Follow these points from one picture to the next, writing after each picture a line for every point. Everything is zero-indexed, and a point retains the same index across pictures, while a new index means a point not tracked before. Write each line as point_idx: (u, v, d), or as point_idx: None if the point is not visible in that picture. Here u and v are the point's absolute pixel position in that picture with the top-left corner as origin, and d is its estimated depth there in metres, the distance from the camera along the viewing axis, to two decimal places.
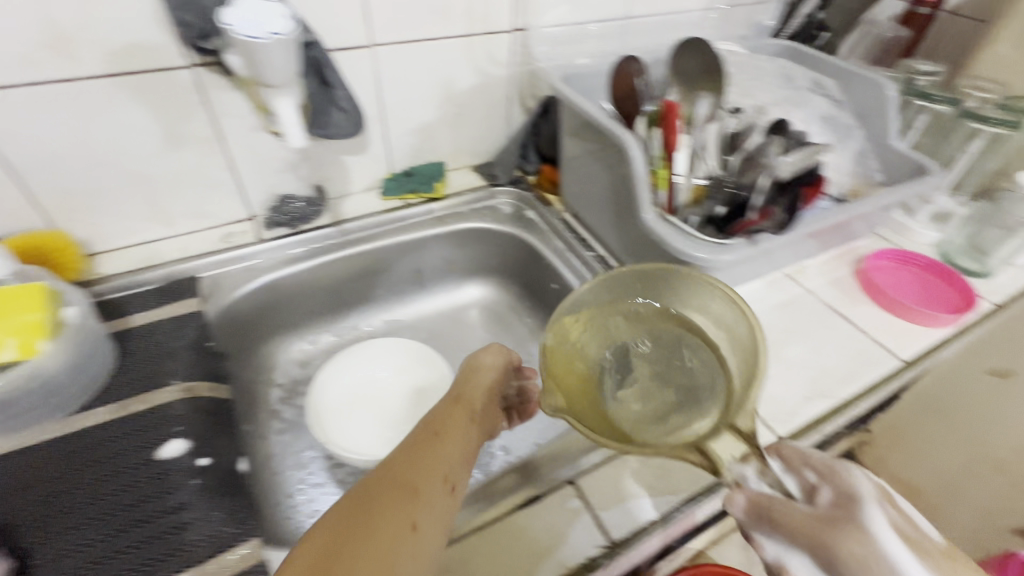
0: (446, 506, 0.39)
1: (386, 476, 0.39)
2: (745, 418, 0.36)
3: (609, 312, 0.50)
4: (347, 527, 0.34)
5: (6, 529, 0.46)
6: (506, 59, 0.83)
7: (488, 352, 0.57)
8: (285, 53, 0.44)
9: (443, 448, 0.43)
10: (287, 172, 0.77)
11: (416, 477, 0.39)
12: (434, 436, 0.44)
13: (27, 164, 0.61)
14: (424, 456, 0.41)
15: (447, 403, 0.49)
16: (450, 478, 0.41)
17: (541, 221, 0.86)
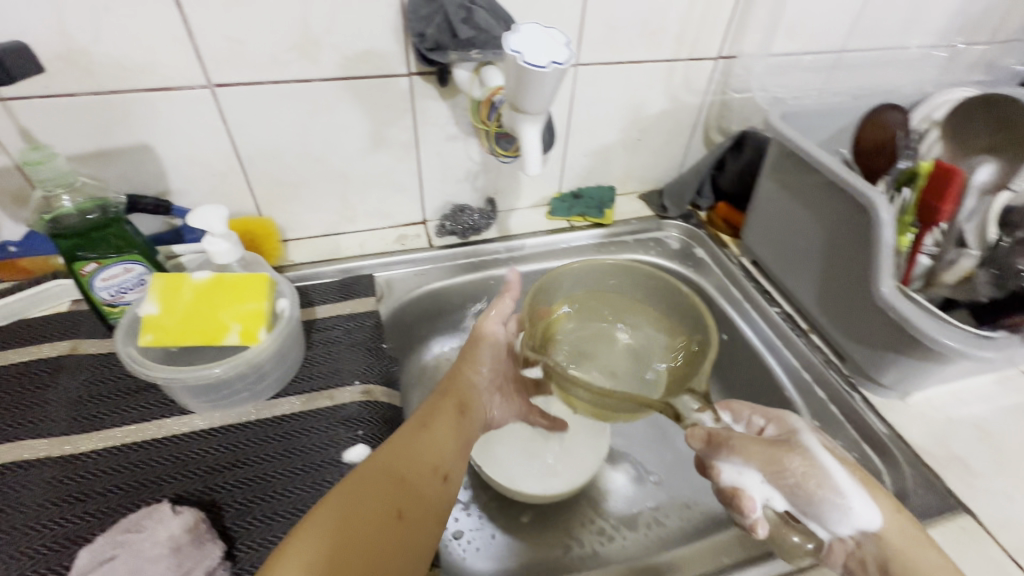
0: (433, 493, 0.42)
1: (373, 466, 0.41)
2: (700, 381, 0.53)
3: (595, 303, 0.64)
4: (336, 507, 0.38)
5: (214, 507, 0.48)
6: (704, 87, 0.77)
7: (481, 339, 0.56)
8: (554, 84, 0.43)
9: (433, 444, 0.45)
10: (466, 182, 0.77)
11: (399, 468, 0.42)
12: (420, 434, 0.45)
13: (254, 154, 0.65)
14: (415, 450, 0.44)
15: (437, 397, 0.51)
16: (441, 468, 0.44)
17: (713, 262, 0.80)
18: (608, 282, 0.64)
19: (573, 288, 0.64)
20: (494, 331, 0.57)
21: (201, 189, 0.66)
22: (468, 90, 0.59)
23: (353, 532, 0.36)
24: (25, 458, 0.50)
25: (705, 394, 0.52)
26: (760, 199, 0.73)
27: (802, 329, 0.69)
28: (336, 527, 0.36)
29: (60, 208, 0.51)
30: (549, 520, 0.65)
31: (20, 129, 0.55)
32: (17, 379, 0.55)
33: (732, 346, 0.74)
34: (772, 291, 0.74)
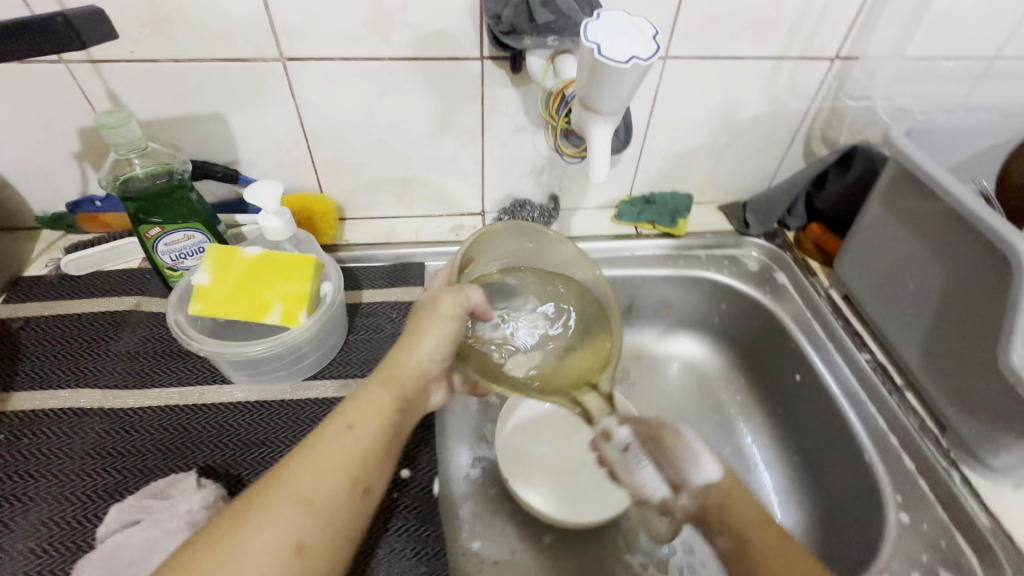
0: (349, 515, 0.34)
1: (267, 488, 0.33)
2: (607, 379, 0.46)
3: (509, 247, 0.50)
4: (210, 553, 0.30)
5: (239, 484, 0.49)
6: (813, 91, 0.67)
7: (438, 317, 0.43)
8: (635, 80, 0.38)
9: (352, 450, 0.36)
10: (530, 175, 0.73)
11: (301, 488, 0.33)
12: (334, 435, 0.37)
13: (320, 130, 0.64)
14: (323, 462, 0.35)
15: (375, 383, 0.41)
16: (361, 480, 0.36)
17: (795, 290, 0.71)
18: (522, 241, 0.50)
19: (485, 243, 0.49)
20: (456, 311, 0.43)
21: (267, 162, 0.67)
22: (540, 80, 0.56)
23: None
24: (83, 406, 0.53)
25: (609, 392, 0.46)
26: (863, 226, 0.63)
27: (895, 384, 0.59)
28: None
29: (132, 171, 0.53)
30: (573, 546, 0.61)
31: (108, 91, 0.58)
32: (88, 329, 0.59)
33: (805, 390, 0.65)
34: (863, 333, 0.64)
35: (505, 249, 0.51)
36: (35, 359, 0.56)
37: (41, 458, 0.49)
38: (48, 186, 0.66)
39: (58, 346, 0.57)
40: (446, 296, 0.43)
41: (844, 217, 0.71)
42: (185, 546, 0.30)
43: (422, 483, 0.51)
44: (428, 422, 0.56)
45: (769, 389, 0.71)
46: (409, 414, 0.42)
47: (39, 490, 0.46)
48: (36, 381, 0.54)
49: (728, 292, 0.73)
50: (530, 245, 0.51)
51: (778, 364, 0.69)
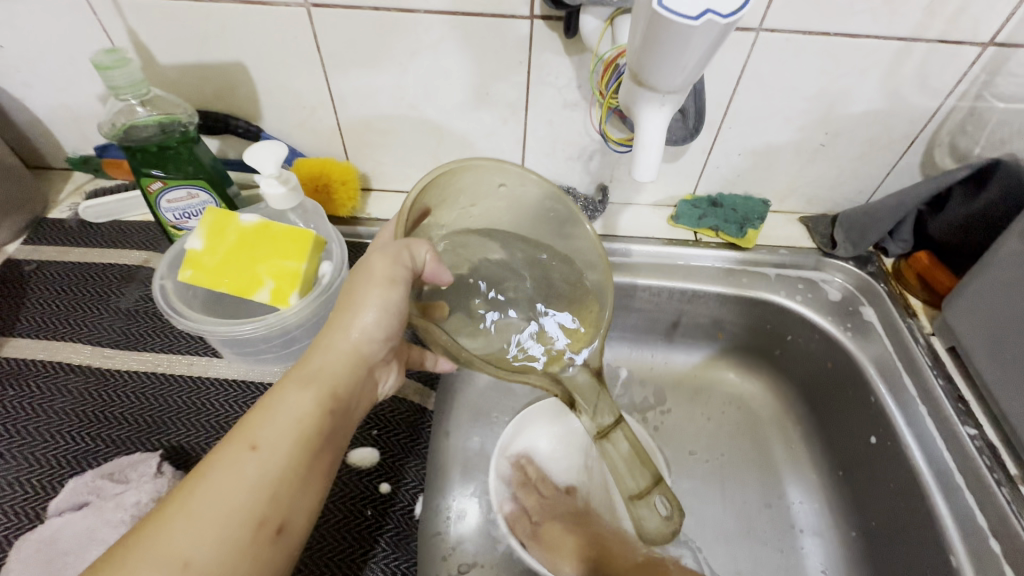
0: (246, 563, 0.30)
1: (137, 545, 0.28)
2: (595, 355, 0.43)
3: (478, 191, 0.43)
4: None
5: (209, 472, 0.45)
6: (949, 85, 0.53)
7: (374, 281, 0.37)
8: (705, 47, 0.29)
9: (251, 485, 0.32)
10: (577, 161, 0.63)
11: (179, 545, 0.29)
12: (233, 466, 0.32)
13: (347, 89, 0.58)
14: (212, 509, 0.30)
15: (294, 387, 0.36)
16: (264, 518, 0.31)
17: (885, 331, 0.58)
18: (495, 184, 0.43)
19: (447, 189, 0.41)
20: (399, 274, 0.37)
21: (291, 120, 0.62)
22: (593, 46, 0.46)
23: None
24: (72, 362, 0.51)
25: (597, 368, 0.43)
26: (992, 266, 0.49)
27: (1007, 474, 0.46)
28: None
29: (134, 119, 0.49)
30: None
31: (127, 30, 0.54)
32: (94, 281, 0.57)
33: (879, 455, 0.53)
34: (971, 400, 0.51)
35: (475, 197, 0.44)
36: (39, 306, 0.55)
37: (21, 413, 0.47)
38: (77, 129, 0.64)
39: (62, 295, 0.56)
40: (381, 259, 0.37)
41: (966, 249, 0.57)
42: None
43: (402, 502, 0.45)
44: (422, 431, 0.49)
45: (833, 444, 0.59)
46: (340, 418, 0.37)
47: (12, 447, 0.45)
48: (34, 329, 0.53)
49: (798, 321, 0.61)
50: (502, 189, 0.43)
51: (848, 417, 0.57)
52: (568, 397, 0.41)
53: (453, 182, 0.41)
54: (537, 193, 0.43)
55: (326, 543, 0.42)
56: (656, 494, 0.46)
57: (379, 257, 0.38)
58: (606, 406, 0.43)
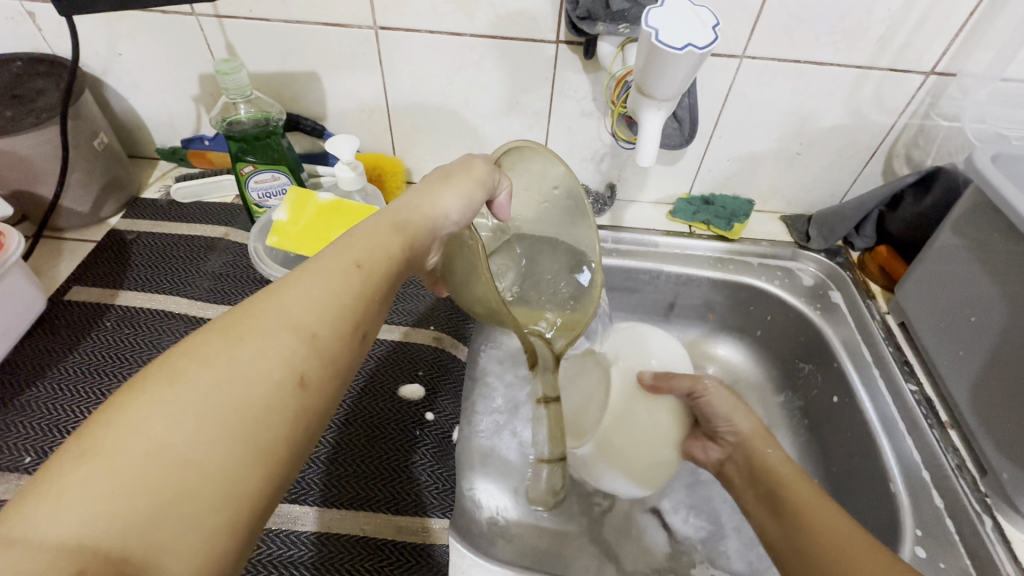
0: (348, 354, 0.31)
1: (256, 316, 0.29)
2: (562, 342, 0.50)
3: (541, 181, 0.50)
4: (191, 379, 0.26)
5: None
6: (901, 106, 0.64)
7: (465, 177, 0.42)
8: (688, 67, 0.40)
9: (356, 291, 0.33)
10: (590, 162, 0.75)
11: (302, 319, 0.30)
12: (338, 272, 0.33)
13: (400, 97, 0.70)
14: (326, 299, 0.31)
15: (388, 227, 0.37)
16: (362, 323, 0.32)
17: (848, 310, 0.68)
18: (551, 185, 0.50)
19: (520, 161, 0.48)
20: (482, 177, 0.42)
21: (351, 121, 0.73)
22: (608, 66, 0.58)
23: (231, 400, 0.26)
24: (172, 311, 0.62)
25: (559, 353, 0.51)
26: (930, 254, 0.59)
27: (939, 420, 0.56)
28: (200, 391, 0.25)
29: (236, 115, 0.61)
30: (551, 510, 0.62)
31: (227, 44, 0.66)
32: (184, 248, 0.68)
33: (840, 413, 0.63)
34: (915, 365, 0.61)
35: (533, 185, 0.51)
36: (141, 266, 0.66)
37: (134, 347, 0.58)
38: (170, 124, 0.76)
39: (159, 259, 0.67)
40: (480, 163, 0.43)
41: (915, 243, 0.67)
42: (169, 357, 0.27)
43: (443, 426, 0.56)
44: (457, 376, 0.60)
45: (805, 407, 0.69)
46: (407, 269, 0.38)
47: (130, 373, 0.56)
48: (139, 284, 0.64)
49: (776, 303, 0.72)
50: (554, 190, 0.51)
51: (818, 383, 0.67)
52: (529, 349, 0.50)
53: (529, 157, 0.48)
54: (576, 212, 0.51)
55: (386, 453, 0.52)
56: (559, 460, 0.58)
57: (476, 163, 0.43)
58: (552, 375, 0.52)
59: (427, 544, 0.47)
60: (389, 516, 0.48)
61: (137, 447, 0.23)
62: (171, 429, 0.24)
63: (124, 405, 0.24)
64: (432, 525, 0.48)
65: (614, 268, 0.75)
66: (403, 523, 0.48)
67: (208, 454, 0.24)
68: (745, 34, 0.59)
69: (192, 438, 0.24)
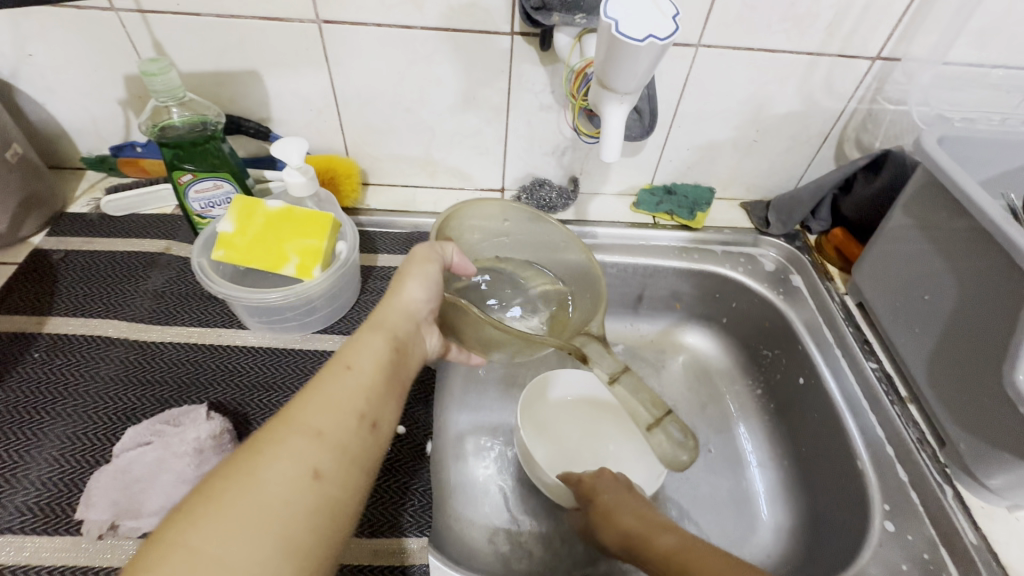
0: (359, 444, 0.35)
1: (272, 427, 0.33)
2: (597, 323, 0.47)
3: (494, 222, 0.56)
4: (222, 493, 0.30)
5: (243, 422, 0.52)
6: (850, 91, 0.65)
7: (414, 259, 0.47)
8: (649, 59, 0.39)
9: (355, 387, 0.37)
10: (552, 156, 0.73)
11: (310, 421, 0.34)
12: (336, 374, 0.38)
13: (349, 95, 0.66)
14: (330, 399, 0.36)
15: (370, 327, 0.43)
16: (367, 413, 0.37)
17: (809, 293, 0.70)
18: (501, 219, 0.56)
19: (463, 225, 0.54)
20: (433, 255, 0.47)
21: (298, 121, 0.69)
22: (565, 58, 0.56)
23: (258, 505, 0.30)
24: (111, 335, 0.57)
25: (601, 333, 0.46)
26: (883, 235, 0.61)
27: (898, 395, 0.58)
28: (229, 502, 0.29)
29: (169, 120, 0.56)
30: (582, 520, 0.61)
31: (153, 41, 0.60)
32: (121, 264, 0.63)
33: (806, 395, 0.65)
34: (874, 343, 0.63)
35: (486, 231, 0.57)
36: (72, 288, 0.60)
37: (69, 379, 0.53)
38: (94, 130, 0.69)
39: (92, 279, 0.61)
40: (422, 244, 0.47)
41: (869, 225, 0.69)
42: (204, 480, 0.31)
43: (417, 439, 0.53)
44: (428, 385, 0.58)
45: (772, 390, 0.70)
46: (404, 357, 0.43)
47: (66, 407, 0.51)
48: (71, 308, 0.58)
49: (741, 289, 0.73)
50: (505, 220, 0.56)
51: (783, 366, 0.69)
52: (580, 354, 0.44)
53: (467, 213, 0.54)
54: (537, 222, 0.55)
55: None
56: (670, 422, 0.44)
57: (420, 245, 0.48)
58: (611, 360, 0.44)
59: (405, 565, 0.45)
60: (363, 541, 0.45)
61: (180, 563, 0.27)
62: (213, 543, 0.28)
63: (167, 530, 0.28)
64: (409, 545, 0.46)
65: None
66: (380, 545, 0.46)
67: (242, 557, 0.28)
68: (700, 22, 0.59)
69: (228, 544, 0.28)
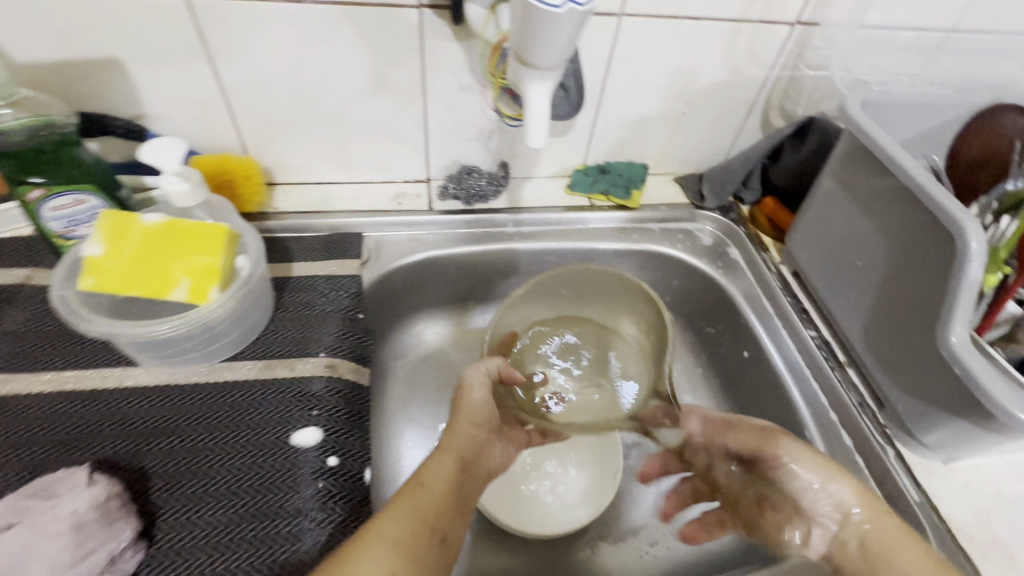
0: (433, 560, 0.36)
1: (354, 539, 0.35)
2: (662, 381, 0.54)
3: (547, 298, 0.59)
4: None
5: (140, 478, 0.44)
6: (772, 59, 0.64)
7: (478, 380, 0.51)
8: (570, 28, 0.34)
9: (428, 503, 0.39)
10: (478, 141, 0.68)
11: (390, 531, 0.36)
12: (410, 492, 0.40)
13: (238, 83, 0.58)
14: (404, 514, 0.38)
15: (436, 451, 0.46)
16: (438, 527, 0.38)
17: (746, 265, 0.70)
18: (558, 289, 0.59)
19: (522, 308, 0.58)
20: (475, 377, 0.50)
21: (179, 116, 0.59)
22: (480, 31, 0.51)
23: None
24: None
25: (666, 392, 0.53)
26: (814, 202, 0.61)
27: (838, 361, 0.59)
28: None
29: None
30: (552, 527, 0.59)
31: None
32: None
33: (750, 368, 0.65)
34: (811, 310, 0.63)
35: (542, 306, 0.59)
36: None
37: None
38: None
39: None
40: (470, 369, 0.51)
41: (799, 192, 0.70)
42: None
43: (351, 469, 0.48)
44: (361, 406, 0.53)
45: (718, 365, 0.70)
46: (467, 476, 0.45)
47: None
48: None
49: (681, 267, 0.72)
50: (563, 288, 0.59)
51: (726, 341, 0.69)
52: None
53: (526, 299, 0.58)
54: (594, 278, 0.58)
55: (283, 521, 0.43)
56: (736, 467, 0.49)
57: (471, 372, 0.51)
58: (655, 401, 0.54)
59: None
60: None
61: None
62: None
63: None
64: None
65: (518, 252, 0.70)
66: None
67: None
68: None
69: None
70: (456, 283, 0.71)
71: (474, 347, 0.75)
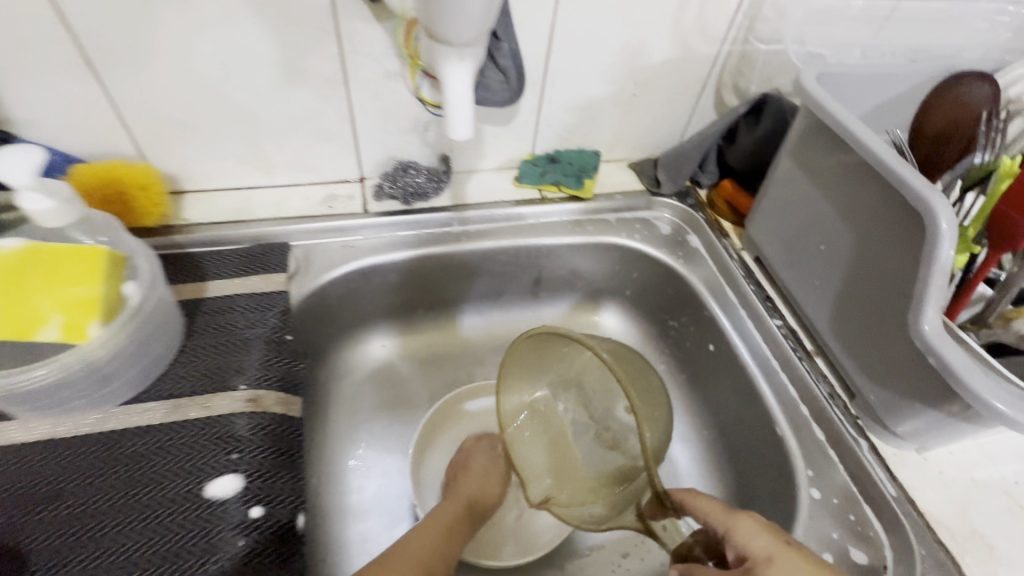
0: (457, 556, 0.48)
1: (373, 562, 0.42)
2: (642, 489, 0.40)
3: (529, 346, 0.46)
4: None
5: (16, 559, 0.37)
6: (722, 33, 0.60)
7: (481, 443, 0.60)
8: None
9: (441, 530, 0.49)
10: (413, 134, 0.62)
11: (412, 548, 0.45)
12: (435, 514, 0.50)
13: (120, 78, 0.49)
14: (421, 543, 0.46)
15: (447, 501, 0.53)
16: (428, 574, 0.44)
17: (708, 253, 0.66)
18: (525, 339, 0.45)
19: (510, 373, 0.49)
20: (478, 449, 0.59)
21: (53, 120, 0.51)
22: None
23: None
24: None
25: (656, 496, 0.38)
26: (774, 185, 0.58)
27: (806, 350, 0.56)
28: None
29: None
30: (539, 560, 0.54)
31: None
32: None
33: (718, 362, 0.62)
34: (775, 298, 0.60)
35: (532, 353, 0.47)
36: None
37: None
38: None
39: None
40: (471, 441, 0.60)
41: (757, 174, 0.66)
42: None
43: (281, 520, 0.42)
44: (291, 443, 0.46)
45: (683, 359, 0.67)
46: (466, 532, 0.52)
47: None
48: None
49: (640, 258, 0.68)
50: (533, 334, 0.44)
51: (691, 334, 0.65)
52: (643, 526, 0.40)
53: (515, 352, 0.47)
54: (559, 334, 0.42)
55: None
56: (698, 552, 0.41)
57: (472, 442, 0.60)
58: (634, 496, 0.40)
59: None
60: None
61: None
62: None
63: None
64: None
65: (465, 254, 0.64)
66: None
67: None
68: None
69: None
70: (400, 291, 0.65)
71: (426, 358, 0.69)
